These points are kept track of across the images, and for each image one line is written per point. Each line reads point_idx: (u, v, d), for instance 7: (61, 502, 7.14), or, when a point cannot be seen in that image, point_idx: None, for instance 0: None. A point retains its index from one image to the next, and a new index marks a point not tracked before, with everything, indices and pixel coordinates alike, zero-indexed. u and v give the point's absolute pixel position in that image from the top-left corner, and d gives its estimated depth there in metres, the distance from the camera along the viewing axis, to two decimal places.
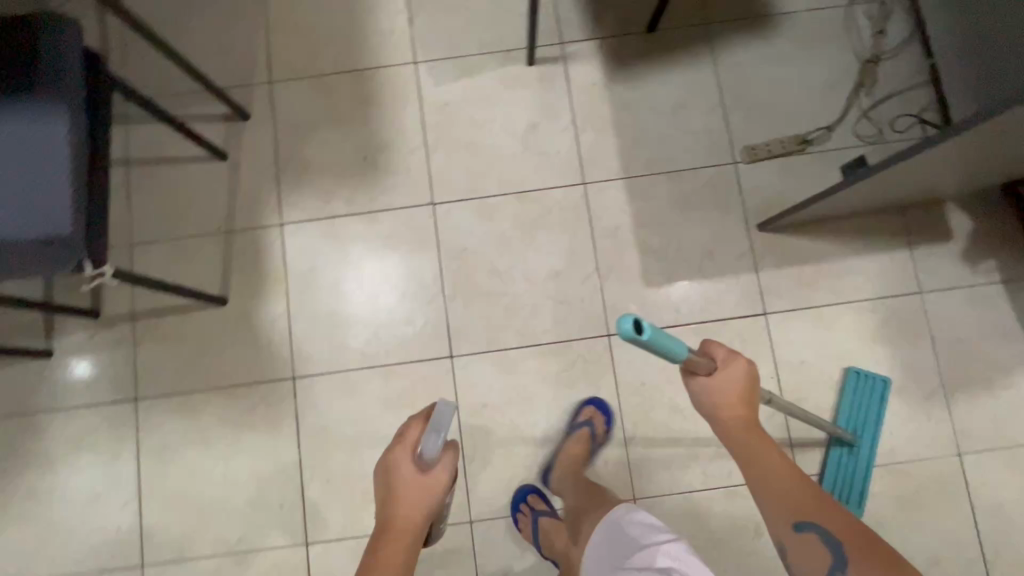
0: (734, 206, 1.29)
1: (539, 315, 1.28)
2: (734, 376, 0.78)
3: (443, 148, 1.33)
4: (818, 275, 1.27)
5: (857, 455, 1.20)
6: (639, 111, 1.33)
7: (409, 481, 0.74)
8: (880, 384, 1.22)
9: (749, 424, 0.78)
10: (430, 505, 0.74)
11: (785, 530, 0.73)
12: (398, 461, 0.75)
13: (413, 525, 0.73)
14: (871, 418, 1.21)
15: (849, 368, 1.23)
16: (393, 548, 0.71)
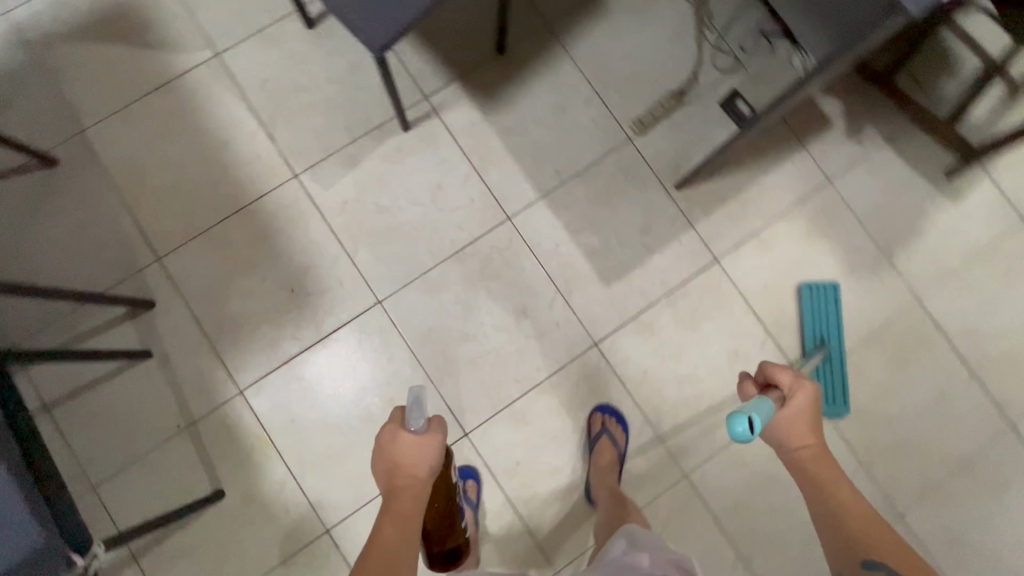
0: (647, 178, 1.35)
1: (526, 356, 1.29)
2: (803, 408, 0.81)
3: (363, 245, 1.30)
4: (743, 205, 1.36)
5: (832, 361, 1.31)
6: (526, 130, 1.35)
7: (400, 445, 0.73)
8: (829, 287, 1.33)
9: (822, 454, 0.80)
10: (428, 466, 0.73)
11: (851, 565, 0.72)
12: (389, 435, 0.74)
13: (415, 483, 0.72)
14: (833, 325, 1.32)
15: (800, 284, 1.33)
16: (395, 506, 0.71)
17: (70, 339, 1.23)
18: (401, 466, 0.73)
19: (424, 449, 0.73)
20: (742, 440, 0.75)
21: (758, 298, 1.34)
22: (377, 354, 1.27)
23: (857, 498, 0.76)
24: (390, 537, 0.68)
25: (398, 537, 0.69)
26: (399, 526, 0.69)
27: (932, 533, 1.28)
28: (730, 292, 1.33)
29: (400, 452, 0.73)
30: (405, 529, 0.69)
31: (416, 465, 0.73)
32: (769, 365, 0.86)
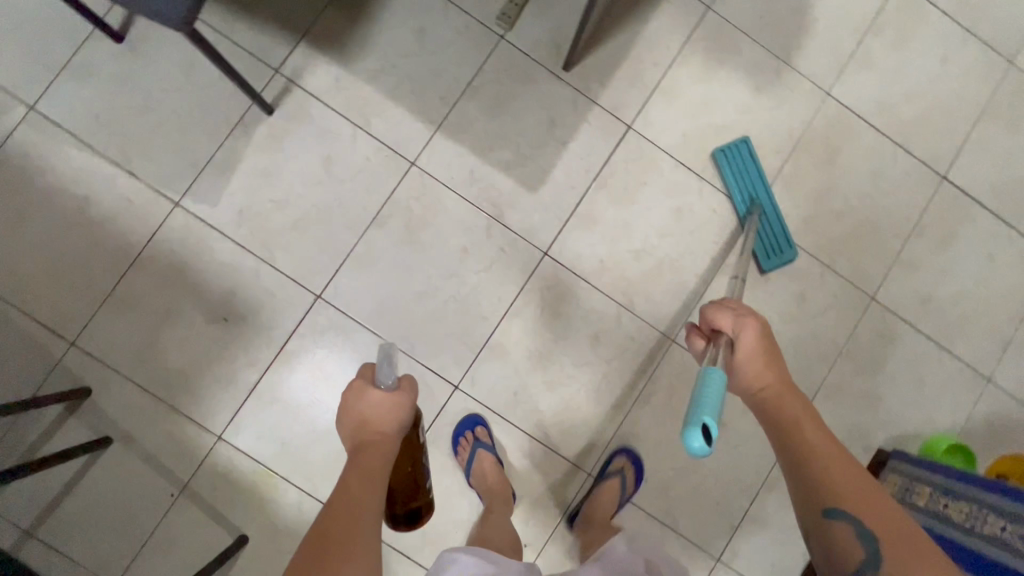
0: (533, 71, 1.29)
1: (485, 291, 1.25)
2: (753, 348, 0.77)
3: (278, 247, 1.21)
4: (635, 63, 1.31)
5: (767, 211, 1.31)
6: (394, 68, 1.26)
7: (368, 398, 0.71)
8: (742, 145, 1.32)
9: (785, 392, 0.75)
10: (396, 423, 0.71)
11: (812, 515, 0.68)
12: (357, 391, 0.72)
13: (381, 440, 0.69)
14: (756, 178, 1.31)
15: (715, 150, 1.31)
16: (361, 460, 0.67)
17: (19, 457, 1.14)
18: (370, 422, 0.70)
19: (391, 404, 0.71)
20: (704, 454, 0.61)
21: (681, 149, 1.32)
22: (338, 348, 1.22)
23: (824, 435, 0.71)
24: (357, 488, 0.64)
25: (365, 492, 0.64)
26: (366, 481, 0.65)
27: (904, 302, 1.35)
28: (653, 154, 1.31)
29: (369, 406, 0.71)
30: (371, 484, 0.65)
31: (382, 417, 0.70)
32: (709, 307, 0.83)
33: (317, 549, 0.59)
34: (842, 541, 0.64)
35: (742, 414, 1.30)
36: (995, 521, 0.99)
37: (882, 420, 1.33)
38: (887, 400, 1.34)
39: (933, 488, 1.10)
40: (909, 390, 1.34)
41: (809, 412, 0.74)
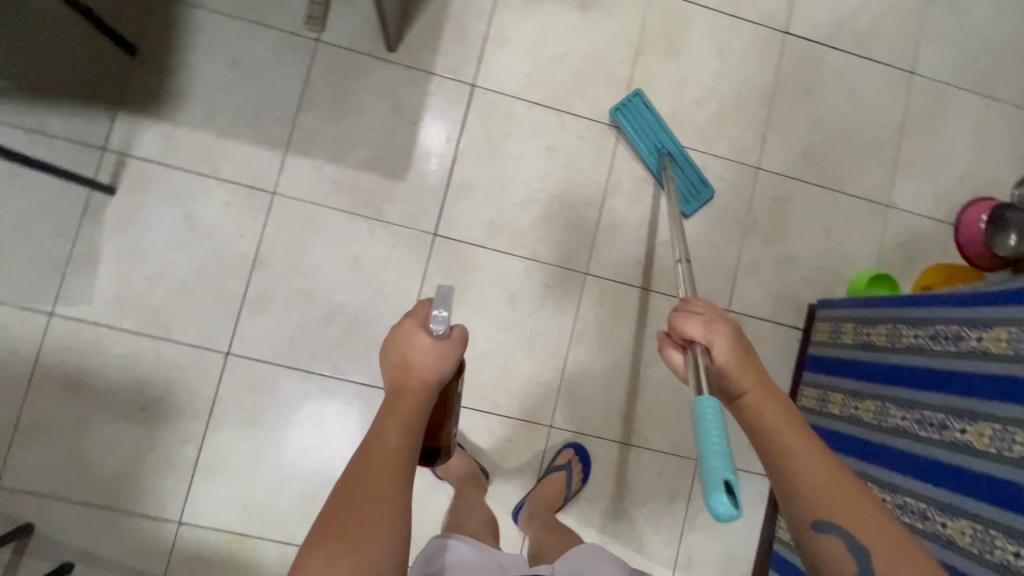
0: (360, 64, 1.26)
1: (388, 290, 1.24)
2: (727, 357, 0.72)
3: (170, 320, 1.18)
4: (458, 22, 1.30)
5: (676, 155, 1.31)
6: (222, 106, 1.23)
7: (419, 339, 0.71)
8: (636, 99, 1.32)
9: (764, 397, 0.71)
10: (437, 371, 0.70)
11: (801, 527, 0.64)
12: (407, 331, 0.71)
13: (421, 387, 0.69)
14: (659, 128, 1.31)
15: (612, 110, 1.30)
16: (403, 404, 0.67)
17: None
18: (413, 366, 0.70)
19: (432, 350, 0.70)
20: (732, 519, 0.56)
21: (531, 89, 1.31)
22: (265, 396, 1.20)
23: (806, 436, 0.68)
24: (398, 435, 0.65)
25: (402, 439, 0.65)
26: (404, 428, 0.66)
27: (788, 162, 1.38)
28: (505, 104, 1.30)
29: (414, 350, 0.70)
30: (406, 433, 0.65)
31: (425, 360, 0.70)
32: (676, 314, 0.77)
33: (352, 493, 0.60)
34: (832, 554, 0.61)
35: None
36: (908, 331, 1.00)
37: (805, 278, 1.37)
38: (802, 258, 1.37)
39: (853, 323, 1.13)
40: (819, 241, 1.38)
41: (791, 416, 0.70)
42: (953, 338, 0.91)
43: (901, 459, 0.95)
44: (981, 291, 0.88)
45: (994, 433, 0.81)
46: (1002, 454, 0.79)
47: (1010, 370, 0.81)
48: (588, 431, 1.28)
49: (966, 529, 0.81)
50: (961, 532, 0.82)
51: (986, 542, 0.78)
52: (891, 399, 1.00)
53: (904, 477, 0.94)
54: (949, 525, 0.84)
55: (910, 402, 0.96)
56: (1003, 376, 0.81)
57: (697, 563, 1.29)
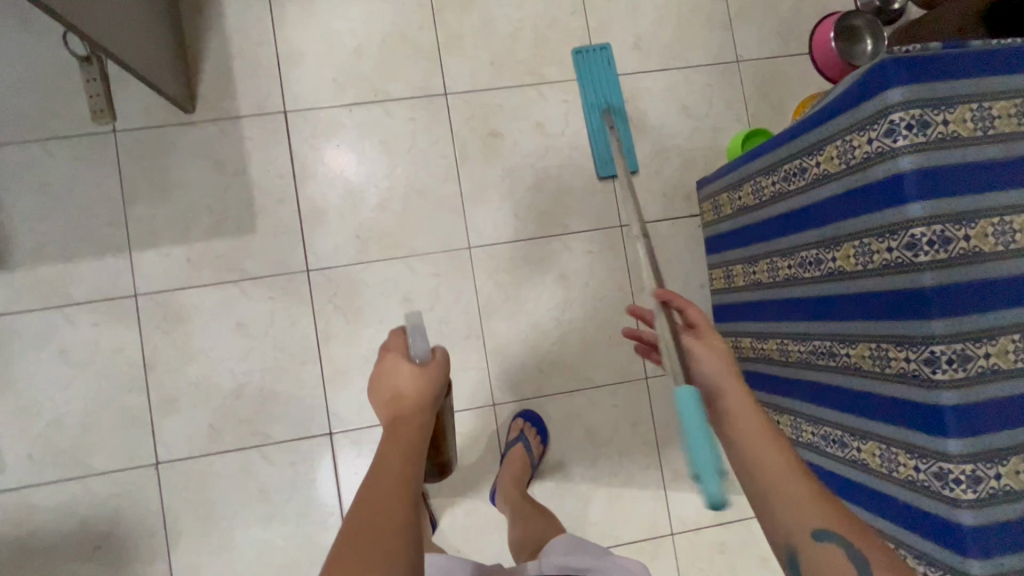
0: (165, 137, 1.22)
1: (284, 341, 1.21)
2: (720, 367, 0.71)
3: (88, 455, 1.16)
4: (244, 57, 1.25)
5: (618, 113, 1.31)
6: (47, 232, 1.18)
7: (395, 364, 0.67)
8: (603, 52, 1.33)
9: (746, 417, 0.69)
10: (429, 398, 0.66)
11: (799, 540, 0.61)
12: (390, 364, 0.67)
13: (415, 416, 0.64)
14: (610, 84, 1.32)
15: (574, 51, 1.32)
16: (399, 439, 0.62)
17: None
18: (403, 395, 0.65)
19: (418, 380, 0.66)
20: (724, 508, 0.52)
21: (343, 92, 1.26)
22: (210, 488, 1.18)
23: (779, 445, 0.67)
24: (399, 471, 0.59)
25: (404, 475, 0.59)
26: (406, 455, 0.61)
27: (623, 59, 1.34)
28: (323, 117, 1.26)
29: (399, 378, 0.66)
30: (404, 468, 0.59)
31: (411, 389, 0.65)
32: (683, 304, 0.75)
33: (366, 529, 0.54)
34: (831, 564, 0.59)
35: (570, 255, 1.30)
36: (765, 181, 0.97)
37: (683, 164, 1.33)
38: (673, 146, 1.33)
39: (725, 192, 1.11)
40: (684, 123, 1.34)
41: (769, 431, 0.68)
42: (798, 173, 0.88)
43: (798, 308, 0.93)
44: (806, 117, 0.85)
45: (857, 250, 0.78)
46: (869, 267, 0.77)
47: (848, 184, 0.78)
48: (531, 394, 1.27)
49: (865, 351, 0.80)
50: (862, 356, 0.81)
51: (883, 356, 0.77)
52: (773, 253, 0.97)
53: (806, 324, 0.91)
54: (851, 352, 0.83)
55: (787, 249, 0.94)
56: (845, 191, 0.79)
57: (684, 472, 1.29)
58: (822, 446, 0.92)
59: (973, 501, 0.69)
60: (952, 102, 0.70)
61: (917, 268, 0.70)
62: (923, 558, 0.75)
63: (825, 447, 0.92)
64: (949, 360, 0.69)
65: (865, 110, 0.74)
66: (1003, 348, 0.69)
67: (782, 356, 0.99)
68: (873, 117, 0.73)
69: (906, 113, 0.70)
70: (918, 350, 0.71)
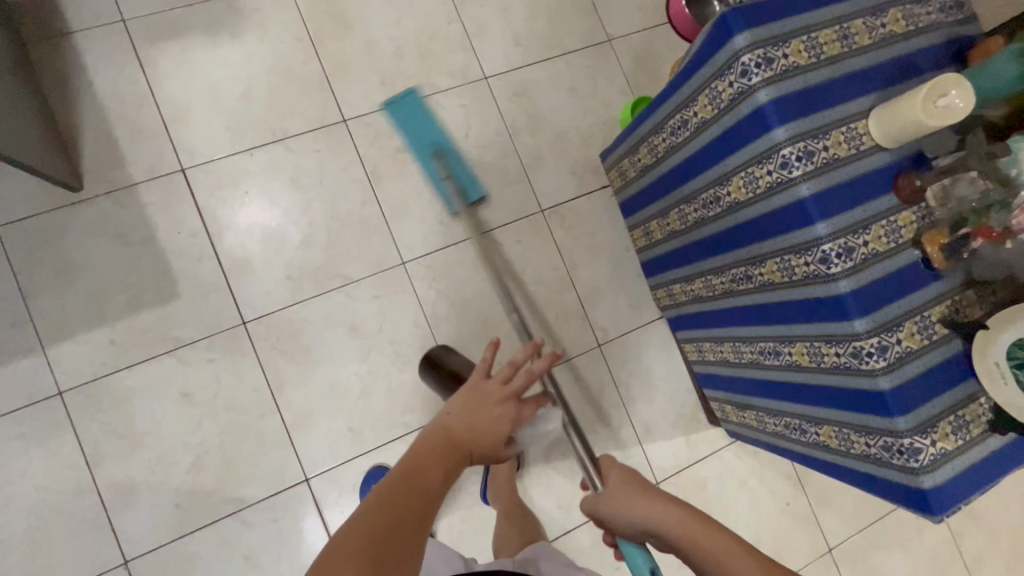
0: (56, 220, 1.15)
1: (236, 399, 1.18)
2: (635, 503, 0.84)
3: (45, 574, 1.07)
4: (126, 123, 1.20)
5: (452, 151, 1.26)
6: None
7: (496, 410, 0.81)
8: (411, 97, 1.28)
9: (679, 524, 0.78)
10: (487, 444, 0.79)
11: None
12: (491, 398, 0.82)
13: (463, 445, 0.77)
14: (430, 127, 1.28)
15: (384, 107, 1.28)
16: (448, 451, 0.75)
17: None
18: (473, 433, 0.79)
19: (501, 420, 0.81)
20: None
21: (240, 138, 1.24)
22: (192, 571, 1.12)
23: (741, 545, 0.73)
24: (434, 475, 0.71)
25: (438, 475, 0.72)
26: (443, 461, 0.74)
27: (507, 57, 1.41)
28: (225, 167, 1.23)
29: (485, 418, 0.80)
30: (443, 465, 0.74)
31: (493, 425, 0.80)
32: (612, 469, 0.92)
33: (394, 502, 0.66)
34: None
35: (503, 249, 1.34)
36: (658, 139, 1.06)
37: (584, 143, 1.42)
38: (571, 128, 1.42)
39: (627, 158, 1.19)
40: (576, 104, 1.43)
41: (723, 532, 0.75)
42: (682, 126, 0.97)
43: (712, 245, 1.02)
44: (676, 75, 0.94)
45: (745, 180, 0.88)
46: (756, 193, 0.87)
47: (724, 125, 0.88)
48: None
49: (773, 266, 0.89)
50: (771, 271, 0.90)
51: (787, 266, 0.86)
52: (680, 201, 1.06)
53: (722, 257, 1.00)
54: (762, 271, 0.92)
55: (689, 195, 1.03)
56: (722, 131, 0.89)
57: (654, 424, 1.37)
58: (762, 360, 1.01)
59: (886, 367, 0.79)
60: (788, 37, 0.80)
61: (794, 183, 0.80)
62: (863, 431, 0.85)
63: (765, 361, 1.01)
64: (838, 254, 0.79)
65: (721, 58, 0.84)
66: (877, 234, 0.80)
67: (711, 291, 1.08)
68: (728, 62, 0.82)
69: (752, 53, 0.80)
70: (812, 252, 0.81)
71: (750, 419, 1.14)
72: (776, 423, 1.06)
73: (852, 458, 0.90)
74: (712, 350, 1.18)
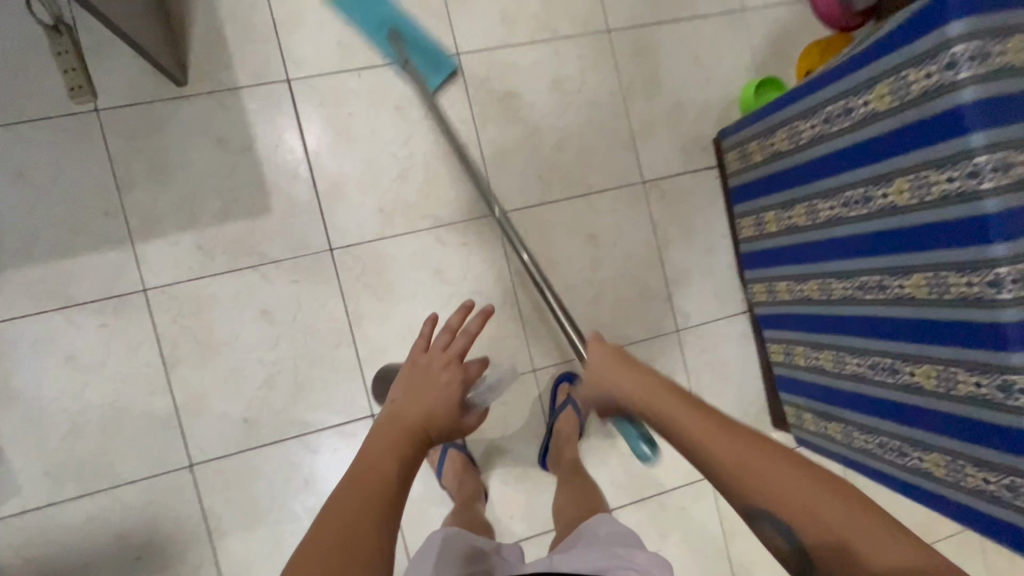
0: (156, 113, 1.10)
1: (312, 325, 1.16)
2: (609, 375, 0.73)
3: (114, 464, 1.08)
4: (237, 22, 1.14)
5: (411, 29, 1.19)
6: (35, 227, 1.06)
7: (440, 376, 0.70)
8: None
9: (649, 393, 0.68)
10: (439, 410, 0.68)
11: (795, 519, 0.55)
12: (429, 362, 0.71)
13: (416, 426, 0.65)
14: (382, 6, 1.18)
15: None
16: (400, 435, 0.64)
17: None
18: (421, 410, 0.67)
19: (451, 388, 0.70)
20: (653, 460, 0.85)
21: (350, 56, 1.18)
22: (251, 484, 1.13)
23: (731, 436, 0.61)
24: (386, 469, 0.59)
25: (388, 466, 0.60)
26: (396, 453, 0.62)
27: (635, 11, 1.31)
28: (331, 84, 1.17)
29: (426, 389, 0.69)
30: (400, 456, 0.61)
31: (445, 396, 0.69)
32: (591, 347, 0.77)
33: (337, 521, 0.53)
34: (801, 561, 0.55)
35: (596, 215, 1.29)
36: (804, 125, 0.98)
37: (698, 117, 1.34)
38: (688, 99, 1.33)
39: (757, 140, 1.12)
40: (697, 74, 1.34)
41: (717, 418, 0.63)
42: (843, 113, 0.90)
43: (842, 246, 0.96)
44: (851, 57, 0.86)
45: (912, 184, 0.82)
46: (925, 200, 0.81)
47: (903, 120, 0.81)
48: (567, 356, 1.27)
49: (920, 280, 0.84)
50: (917, 285, 0.85)
51: (942, 283, 0.81)
52: (815, 195, 1.00)
53: (853, 260, 0.95)
54: (905, 283, 0.87)
55: (829, 191, 0.96)
56: (898, 127, 0.81)
57: None
58: (871, 376, 0.97)
59: None
60: (1010, 32, 0.72)
61: (980, 195, 0.74)
62: (984, 466, 0.82)
63: (873, 376, 0.97)
64: (1013, 280, 0.74)
65: (925, 45, 0.75)
66: None
67: (824, 294, 1.03)
68: (933, 50, 0.75)
69: (968, 45, 0.71)
70: (982, 273, 0.76)
71: (832, 431, 1.11)
72: (866, 440, 1.02)
73: (959, 490, 0.87)
74: (804, 355, 1.13)
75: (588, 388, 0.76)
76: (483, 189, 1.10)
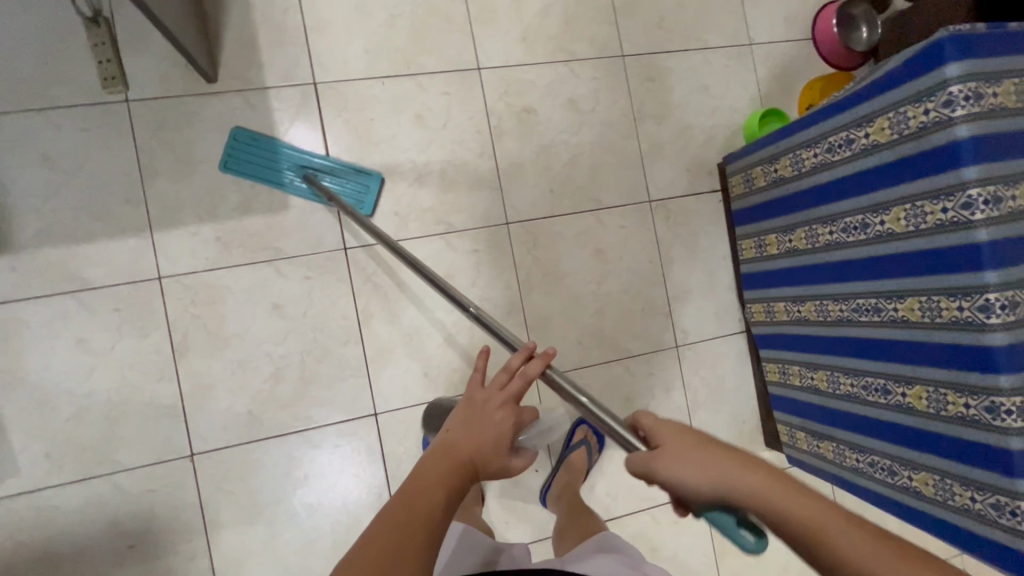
0: (185, 107, 1.14)
1: (322, 322, 1.18)
2: (704, 465, 0.56)
3: (115, 450, 1.08)
4: (271, 26, 1.18)
5: (326, 167, 1.18)
6: (57, 211, 1.08)
7: (494, 415, 0.69)
8: (243, 138, 1.15)
9: (754, 478, 0.55)
10: (489, 449, 0.67)
11: None
12: (488, 399, 0.71)
13: (466, 462, 0.66)
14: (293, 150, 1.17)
15: (221, 167, 1.14)
16: (450, 465, 0.64)
17: None
18: (473, 446, 0.67)
19: (503, 432, 0.69)
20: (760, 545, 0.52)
21: (376, 65, 1.23)
22: (251, 477, 1.13)
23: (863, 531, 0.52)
24: (433, 494, 0.61)
25: (436, 490, 0.62)
26: (443, 482, 0.63)
27: (649, 39, 1.38)
28: (355, 89, 1.21)
29: (480, 427, 0.68)
30: (447, 487, 0.63)
31: (496, 435, 0.68)
32: (658, 427, 0.61)
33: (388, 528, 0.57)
34: None
35: (603, 230, 1.33)
36: (807, 153, 1.03)
37: (705, 143, 1.39)
38: (695, 125, 1.39)
39: (761, 165, 1.17)
40: (705, 103, 1.40)
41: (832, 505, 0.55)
42: (845, 144, 0.95)
43: (840, 270, 1.01)
44: (852, 92, 0.92)
45: (908, 213, 0.87)
46: (920, 227, 0.85)
47: (901, 152, 0.86)
48: (569, 366, 1.29)
49: (914, 304, 0.88)
50: (909, 309, 0.89)
51: (935, 307, 0.86)
52: (816, 220, 1.04)
53: (852, 283, 0.99)
54: (899, 306, 0.91)
55: (829, 216, 1.01)
56: (896, 159, 0.87)
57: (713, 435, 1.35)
58: (864, 396, 1.01)
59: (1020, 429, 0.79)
60: (1000, 77, 0.78)
61: (972, 225, 0.79)
62: (971, 485, 0.86)
63: (866, 395, 1.00)
64: (1002, 306, 0.78)
65: (923, 84, 0.81)
66: None
67: (822, 316, 1.07)
68: (931, 89, 0.80)
69: (964, 86, 0.77)
70: (973, 299, 0.80)
71: (825, 450, 1.14)
72: (857, 459, 1.06)
73: (945, 508, 0.91)
74: (799, 374, 1.17)
75: (673, 478, 0.57)
76: (407, 259, 0.97)
